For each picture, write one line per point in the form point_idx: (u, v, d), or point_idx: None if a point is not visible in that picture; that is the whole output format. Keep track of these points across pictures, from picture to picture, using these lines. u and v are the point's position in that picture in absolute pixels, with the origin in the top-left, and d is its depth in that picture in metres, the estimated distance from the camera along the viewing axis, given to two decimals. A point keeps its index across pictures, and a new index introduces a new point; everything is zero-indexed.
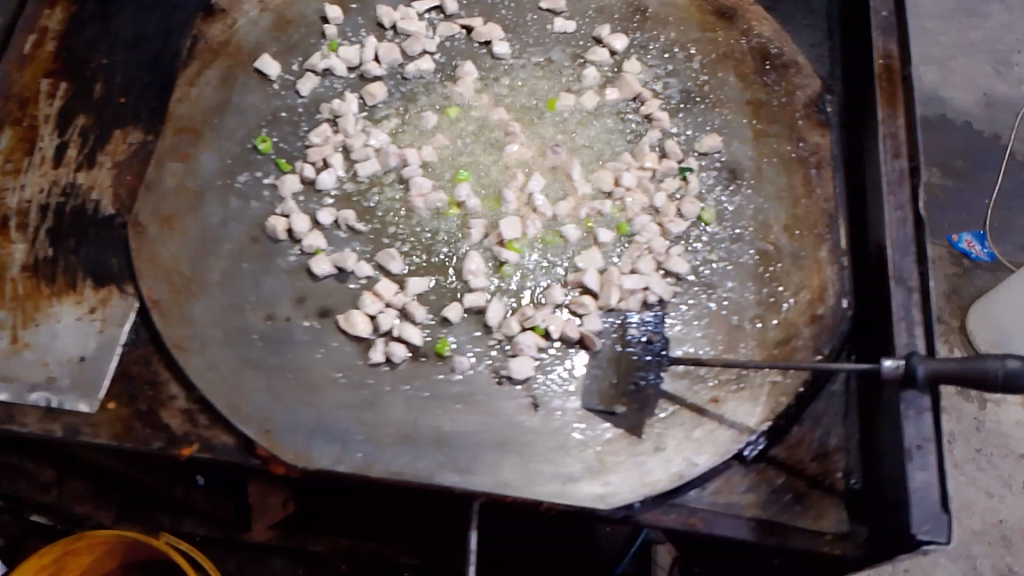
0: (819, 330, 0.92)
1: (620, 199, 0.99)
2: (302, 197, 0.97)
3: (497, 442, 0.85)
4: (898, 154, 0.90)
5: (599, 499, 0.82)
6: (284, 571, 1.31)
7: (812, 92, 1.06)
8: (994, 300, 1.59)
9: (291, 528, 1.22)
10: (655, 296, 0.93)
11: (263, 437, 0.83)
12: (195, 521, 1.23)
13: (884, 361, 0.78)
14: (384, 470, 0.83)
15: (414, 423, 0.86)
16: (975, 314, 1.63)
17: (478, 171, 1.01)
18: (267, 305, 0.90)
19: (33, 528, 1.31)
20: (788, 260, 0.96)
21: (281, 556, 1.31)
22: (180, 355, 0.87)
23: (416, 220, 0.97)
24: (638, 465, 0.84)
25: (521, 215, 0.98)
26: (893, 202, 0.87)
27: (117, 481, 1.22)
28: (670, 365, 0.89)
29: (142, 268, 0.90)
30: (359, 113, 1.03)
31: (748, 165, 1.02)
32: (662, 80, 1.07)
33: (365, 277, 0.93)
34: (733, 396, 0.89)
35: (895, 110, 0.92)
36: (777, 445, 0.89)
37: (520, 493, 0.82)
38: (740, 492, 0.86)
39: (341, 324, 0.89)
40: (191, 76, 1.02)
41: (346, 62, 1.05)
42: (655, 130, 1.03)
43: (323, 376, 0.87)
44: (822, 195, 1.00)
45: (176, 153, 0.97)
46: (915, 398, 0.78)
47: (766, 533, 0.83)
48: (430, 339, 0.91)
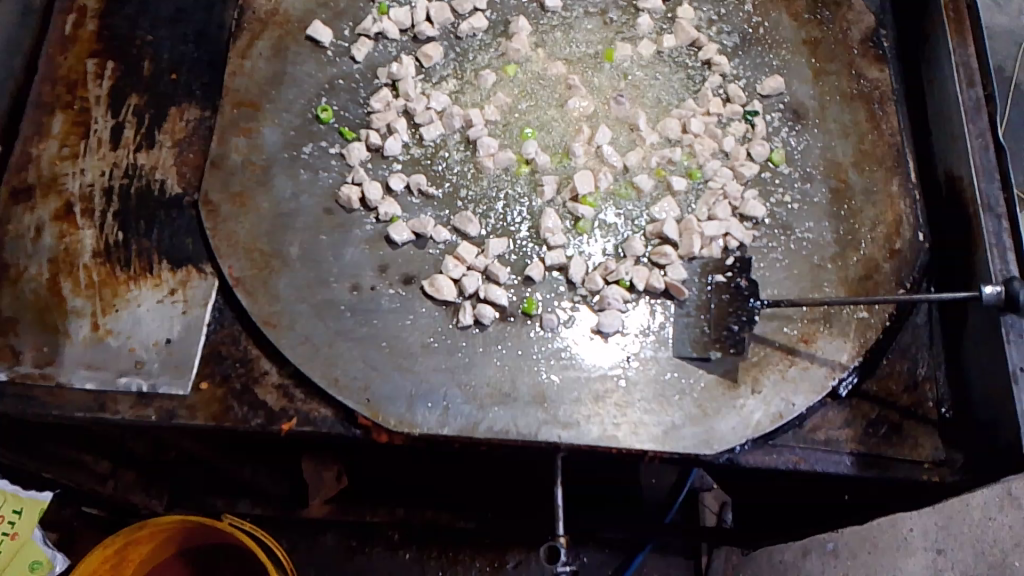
0: (900, 264, 0.93)
1: (688, 145, 0.99)
2: (369, 164, 0.95)
3: (597, 397, 0.85)
4: (973, 83, 0.90)
5: (704, 444, 0.83)
6: (338, 546, 1.35)
7: (866, 27, 1.06)
8: None
9: (347, 502, 1.19)
10: (735, 241, 0.93)
11: (365, 407, 0.83)
12: (251, 503, 1.20)
13: (985, 288, 0.78)
14: (490, 431, 0.83)
15: (512, 382, 0.86)
16: None
17: (543, 128, 0.99)
18: (351, 275, 0.89)
19: (89, 522, 1.29)
20: (861, 196, 0.96)
21: (333, 532, 1.35)
22: (272, 332, 0.86)
23: (488, 180, 0.96)
24: (738, 408, 0.85)
25: (592, 168, 0.97)
26: (973, 130, 0.88)
27: (176, 466, 1.17)
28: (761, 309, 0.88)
29: (221, 247, 0.89)
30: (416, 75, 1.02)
31: (812, 104, 1.02)
32: (716, 24, 1.06)
33: (444, 242, 0.92)
34: (823, 334, 0.89)
35: (964, 38, 0.92)
36: (869, 380, 0.89)
37: (626, 444, 0.83)
38: (838, 428, 0.87)
39: (427, 289, 0.88)
40: (243, 49, 1.00)
41: (397, 25, 1.03)
42: (716, 75, 1.03)
43: (415, 342, 0.86)
44: (888, 129, 1.00)
45: (238, 128, 0.95)
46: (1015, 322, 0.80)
47: (867, 467, 0.85)
48: (516, 299, 0.90)
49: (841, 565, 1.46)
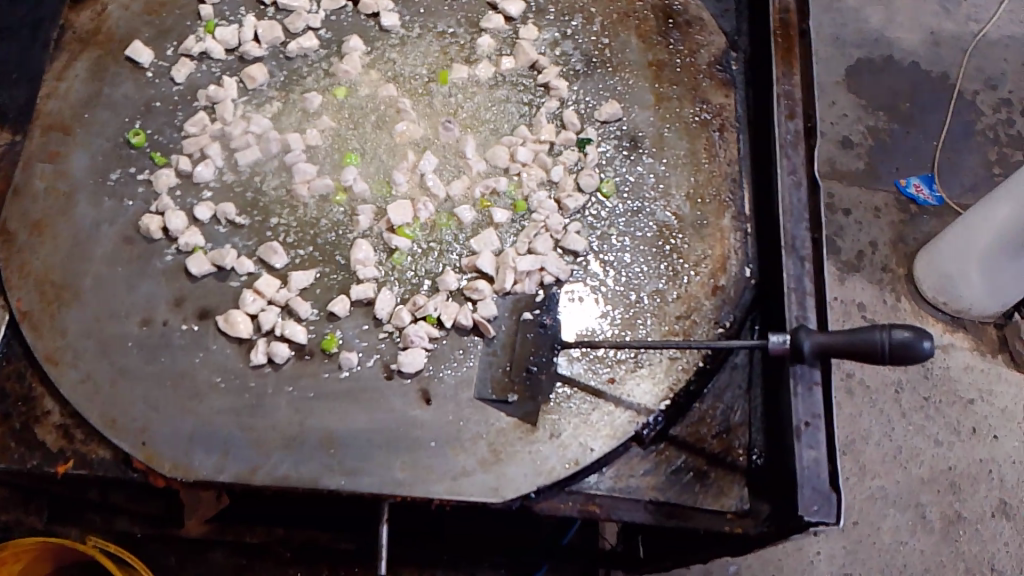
0: (722, 302, 0.89)
1: (516, 174, 0.95)
2: (178, 193, 0.92)
3: (389, 441, 0.82)
4: (794, 114, 0.85)
5: (492, 492, 0.80)
6: None
7: (716, 50, 1.03)
8: (942, 244, 1.57)
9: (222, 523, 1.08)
10: (551, 277, 0.89)
11: (140, 449, 0.80)
12: (127, 520, 1.03)
13: (771, 336, 0.74)
14: (268, 477, 0.80)
15: (301, 425, 0.83)
16: (922, 257, 1.62)
17: (369, 153, 0.96)
18: (143, 310, 0.86)
19: None
20: (689, 229, 0.93)
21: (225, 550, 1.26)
22: (53, 368, 0.83)
23: (302, 209, 0.92)
24: (534, 454, 0.82)
25: (413, 197, 0.94)
26: (787, 165, 0.83)
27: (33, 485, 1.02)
28: (565, 348, 0.86)
29: (12, 278, 0.87)
30: (241, 97, 0.98)
31: (649, 132, 0.98)
32: (559, 45, 1.03)
33: (246, 273, 0.88)
34: (631, 375, 0.86)
35: (790, 67, 0.88)
36: (678, 424, 0.86)
37: (412, 491, 0.80)
38: (639, 475, 0.84)
39: (221, 325, 0.86)
40: (59, 70, 0.97)
41: (223, 45, 0.99)
42: (553, 100, 0.99)
43: (202, 383, 0.83)
44: (724, 158, 0.96)
45: (44, 153, 0.93)
46: (805, 371, 0.75)
47: (665, 516, 0.82)
48: (315, 335, 0.87)
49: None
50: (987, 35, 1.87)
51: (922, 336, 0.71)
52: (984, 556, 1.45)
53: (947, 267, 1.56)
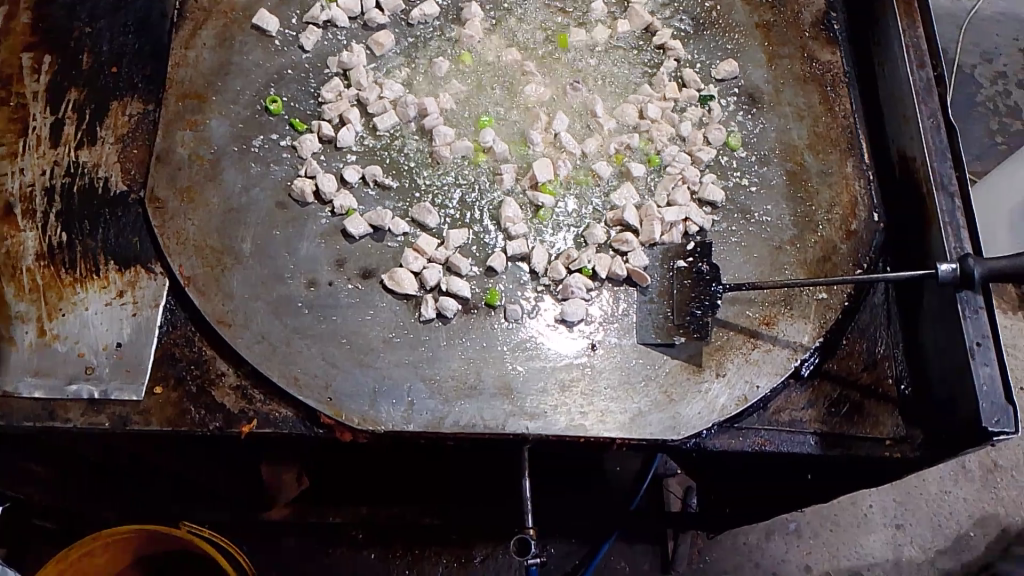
0: (857, 245, 0.94)
1: (646, 131, 0.99)
2: (322, 156, 0.93)
3: (564, 387, 0.85)
4: (923, 64, 0.91)
5: (671, 429, 0.83)
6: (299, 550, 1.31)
7: (817, 11, 1.07)
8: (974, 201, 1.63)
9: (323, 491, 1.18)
10: (696, 226, 0.93)
11: (327, 405, 0.81)
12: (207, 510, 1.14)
13: (940, 266, 0.80)
14: (453, 426, 0.81)
15: (478, 375, 0.84)
16: None
17: (502, 113, 0.98)
18: (308, 271, 0.87)
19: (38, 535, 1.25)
20: (816, 178, 0.97)
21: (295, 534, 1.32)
22: (227, 331, 0.83)
23: (444, 169, 0.94)
24: (703, 392, 0.85)
25: (551, 156, 0.96)
26: (925, 110, 0.89)
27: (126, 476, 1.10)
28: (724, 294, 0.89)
29: (170, 246, 0.86)
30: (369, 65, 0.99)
31: (766, 89, 1.02)
32: (670, 9, 1.06)
33: (403, 234, 0.90)
34: (785, 316, 0.90)
35: (914, 20, 0.93)
36: (830, 359, 0.91)
37: (594, 433, 0.82)
38: (801, 408, 0.88)
39: (387, 283, 0.86)
40: (186, 39, 0.96)
41: (347, 12, 1.00)
42: (671, 60, 1.02)
43: (376, 339, 0.85)
44: (841, 111, 1.01)
45: (183, 121, 0.92)
46: (971, 296, 0.81)
47: (830, 446, 0.85)
48: (479, 290, 0.89)
49: (804, 544, 1.48)
50: (980, 12, 1.94)
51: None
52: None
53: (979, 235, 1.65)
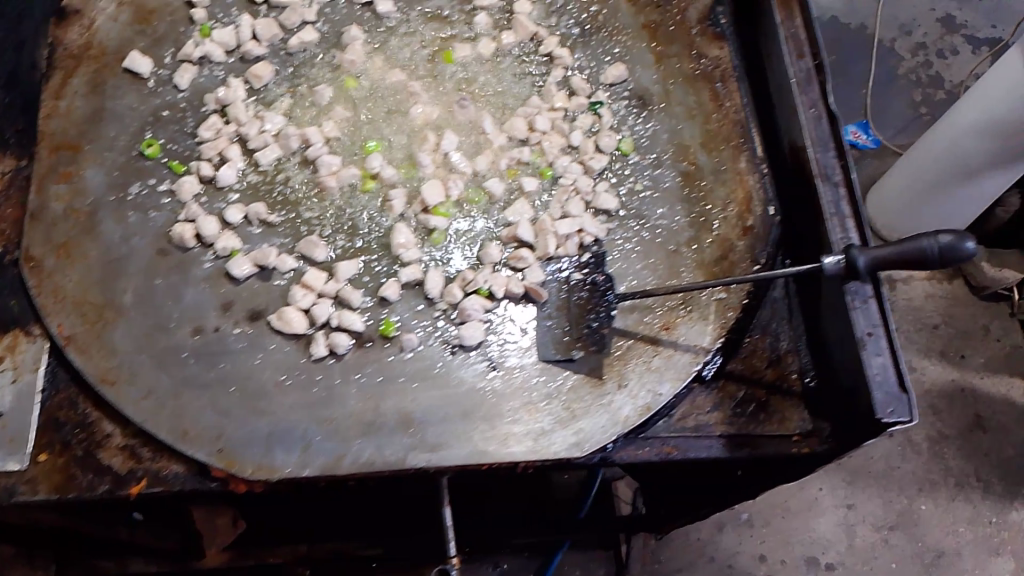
0: (753, 241, 0.93)
1: (537, 143, 0.97)
2: (204, 199, 0.91)
3: (464, 414, 0.83)
4: (803, 55, 0.90)
5: (575, 447, 0.82)
6: None
7: (703, 7, 1.06)
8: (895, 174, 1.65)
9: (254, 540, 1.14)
10: (591, 236, 0.92)
11: (218, 457, 0.79)
12: (144, 560, 1.09)
13: (826, 260, 0.79)
14: (353, 464, 0.80)
15: (376, 410, 0.82)
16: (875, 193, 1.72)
17: (390, 136, 0.96)
18: (193, 319, 0.85)
19: None
20: (710, 177, 0.97)
21: None
22: (110, 388, 0.81)
23: (331, 199, 0.92)
24: (606, 405, 0.84)
25: (441, 177, 0.94)
26: (806, 101, 0.88)
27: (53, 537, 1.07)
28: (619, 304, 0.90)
29: (47, 305, 0.84)
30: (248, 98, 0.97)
31: (656, 90, 1.01)
32: (555, 17, 1.05)
33: (290, 270, 0.88)
34: (684, 319, 0.89)
35: (791, 11, 0.92)
36: (733, 360, 0.90)
37: (497, 458, 0.81)
38: (707, 412, 0.87)
39: (276, 324, 0.85)
40: (56, 89, 0.93)
41: (222, 46, 0.98)
42: (558, 69, 1.01)
43: (268, 382, 0.83)
44: (731, 107, 1.00)
45: (57, 174, 0.89)
46: (860, 286, 0.80)
47: (737, 447, 0.85)
48: (372, 322, 0.87)
49: (756, 534, 1.49)
50: None
51: (964, 238, 0.75)
52: (969, 466, 1.54)
53: (897, 213, 1.66)
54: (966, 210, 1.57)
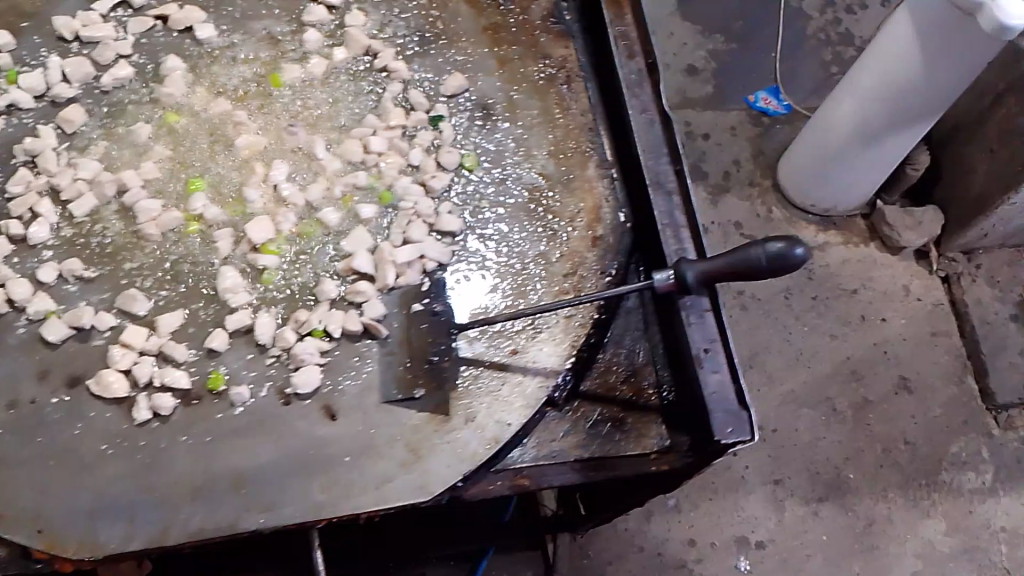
0: (603, 252, 0.90)
1: (374, 166, 0.93)
2: (16, 259, 0.85)
3: (302, 467, 0.79)
4: (633, 55, 0.86)
5: (420, 490, 0.78)
6: None
7: (547, 3, 1.02)
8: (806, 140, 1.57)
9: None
10: (433, 262, 0.89)
11: (37, 538, 0.75)
12: None
13: (656, 275, 0.75)
14: (182, 533, 0.75)
15: (207, 471, 0.78)
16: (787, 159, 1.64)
17: (217, 171, 0.91)
18: (7, 392, 0.80)
19: None
20: (558, 186, 0.93)
21: None
22: None
23: (154, 246, 0.87)
24: (453, 442, 0.81)
25: (272, 211, 0.89)
26: (637, 105, 0.84)
27: None
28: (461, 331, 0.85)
29: None
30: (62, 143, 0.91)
31: (499, 97, 0.97)
32: (390, 27, 0.99)
33: (110, 328, 0.83)
34: (533, 342, 0.86)
35: (621, 9, 0.88)
36: (587, 379, 0.87)
37: (337, 510, 0.77)
38: (560, 437, 0.84)
39: (94, 389, 0.80)
40: None
41: (30, 91, 0.92)
42: (395, 83, 0.96)
43: (89, 452, 0.78)
44: (577, 110, 0.96)
45: None
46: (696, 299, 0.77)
47: (592, 472, 0.82)
48: (201, 376, 0.82)
49: (685, 519, 1.42)
50: None
51: (794, 244, 0.72)
52: (895, 430, 1.50)
53: (802, 171, 1.61)
54: (878, 170, 1.50)
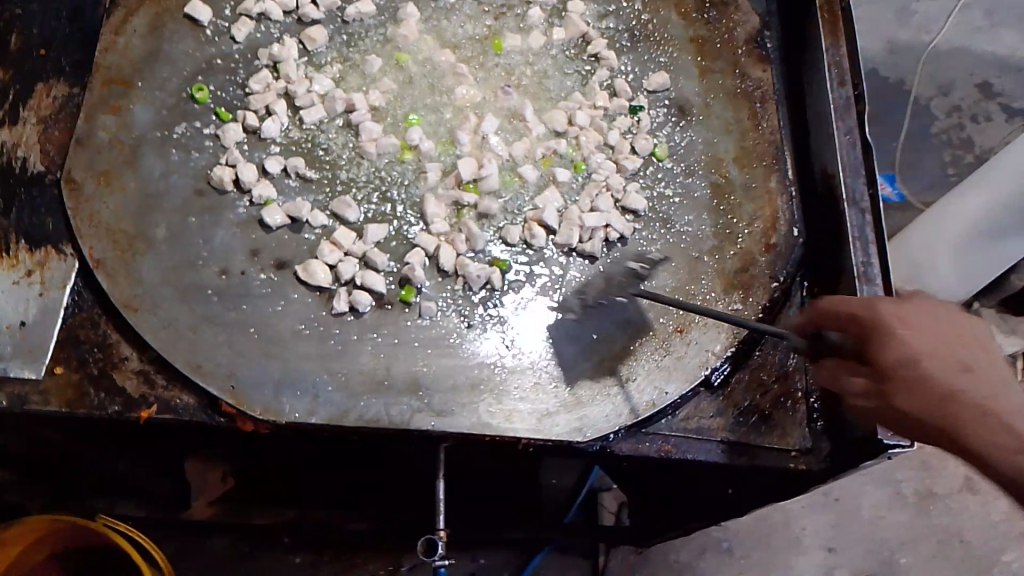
0: (775, 258, 0.95)
1: (574, 137, 0.99)
2: (246, 146, 0.93)
3: (472, 385, 0.84)
4: (844, 83, 0.93)
5: (576, 432, 0.83)
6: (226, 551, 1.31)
7: (751, 29, 1.08)
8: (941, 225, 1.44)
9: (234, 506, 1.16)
10: (616, 233, 0.94)
11: (228, 394, 0.80)
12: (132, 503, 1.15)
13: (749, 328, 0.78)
14: (357, 419, 0.81)
15: (386, 371, 0.84)
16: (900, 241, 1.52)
17: (434, 110, 0.98)
18: (220, 259, 0.86)
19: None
20: (740, 191, 0.98)
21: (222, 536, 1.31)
22: (132, 315, 0.82)
23: (367, 164, 0.94)
24: (612, 396, 0.85)
25: (476, 156, 0.96)
26: (842, 127, 0.90)
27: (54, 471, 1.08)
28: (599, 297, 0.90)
29: (82, 227, 0.86)
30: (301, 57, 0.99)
31: (696, 102, 1.03)
32: (606, 19, 1.07)
33: (320, 227, 0.89)
34: (698, 324, 0.90)
35: (836, 40, 0.95)
36: (742, 370, 0.90)
37: (499, 433, 0.82)
38: (709, 417, 0.88)
39: (300, 275, 0.86)
40: (117, 24, 0.96)
41: (282, 6, 1.00)
42: (604, 69, 1.03)
43: (285, 330, 0.84)
44: (768, 128, 1.02)
45: (107, 106, 0.92)
46: (874, 290, 0.82)
47: (736, 455, 0.86)
48: (393, 287, 0.88)
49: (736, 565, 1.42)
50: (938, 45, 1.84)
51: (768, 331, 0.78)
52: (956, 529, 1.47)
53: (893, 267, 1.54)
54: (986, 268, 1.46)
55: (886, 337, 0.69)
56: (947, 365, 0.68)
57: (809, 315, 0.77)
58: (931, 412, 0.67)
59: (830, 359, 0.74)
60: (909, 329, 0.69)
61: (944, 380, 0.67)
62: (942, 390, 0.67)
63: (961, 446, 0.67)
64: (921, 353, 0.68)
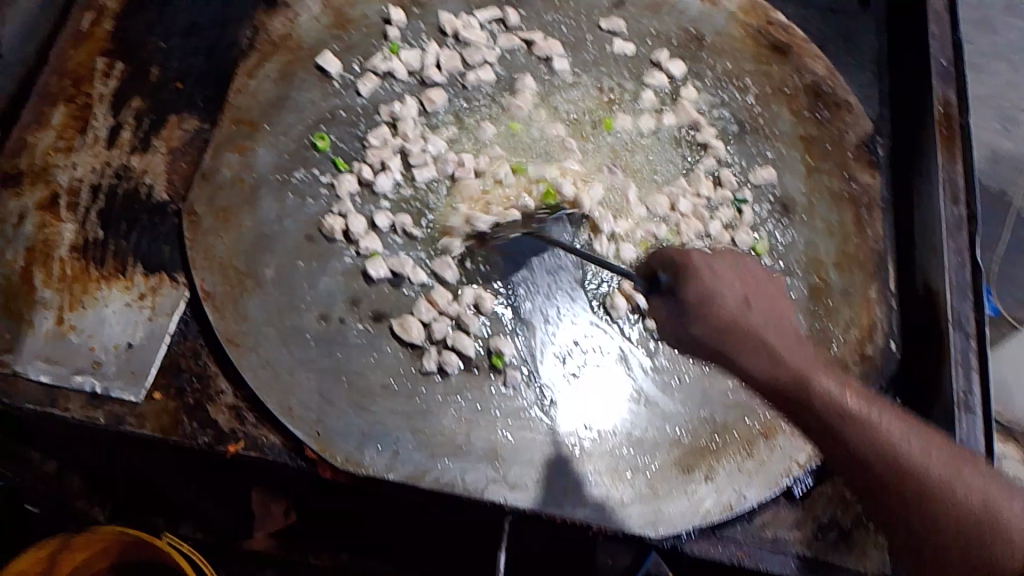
0: (868, 370, 0.94)
1: (674, 223, 1.00)
2: (357, 198, 0.96)
3: (551, 462, 0.84)
4: (957, 200, 0.95)
5: (650, 525, 0.82)
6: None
7: (863, 133, 1.08)
8: None
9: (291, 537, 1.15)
10: None
11: (314, 439, 0.82)
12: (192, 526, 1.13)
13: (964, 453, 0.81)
14: (435, 482, 0.82)
15: (468, 436, 0.84)
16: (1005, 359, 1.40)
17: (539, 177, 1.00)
18: (322, 305, 0.89)
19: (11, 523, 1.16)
20: (838, 295, 0.97)
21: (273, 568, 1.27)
22: (233, 350, 0.85)
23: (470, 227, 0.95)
24: (689, 491, 0.85)
25: (576, 231, 0.98)
26: (953, 245, 0.92)
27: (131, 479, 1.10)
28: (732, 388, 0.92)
29: (196, 260, 0.89)
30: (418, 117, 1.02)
31: (800, 199, 1.03)
32: (717, 109, 1.08)
33: (420, 284, 0.91)
34: (784, 429, 0.89)
35: (953, 156, 0.98)
36: (824, 482, 0.88)
37: (572, 515, 0.82)
38: (786, 527, 0.87)
39: (396, 329, 0.88)
40: (251, 68, 1.01)
41: (406, 66, 1.04)
42: (710, 158, 1.04)
43: (376, 383, 0.86)
44: (872, 235, 1.01)
45: (233, 146, 0.96)
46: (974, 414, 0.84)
47: (811, 571, 0.84)
48: (483, 352, 0.89)
49: None
50: None
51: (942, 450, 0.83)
52: None
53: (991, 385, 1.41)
54: None
55: (714, 312, 0.75)
56: (879, 431, 0.72)
57: (654, 260, 0.82)
58: (833, 437, 0.73)
59: (653, 296, 0.80)
60: (787, 353, 0.74)
61: (887, 435, 0.71)
62: (838, 412, 0.72)
63: (901, 505, 0.70)
64: (811, 375, 0.73)
